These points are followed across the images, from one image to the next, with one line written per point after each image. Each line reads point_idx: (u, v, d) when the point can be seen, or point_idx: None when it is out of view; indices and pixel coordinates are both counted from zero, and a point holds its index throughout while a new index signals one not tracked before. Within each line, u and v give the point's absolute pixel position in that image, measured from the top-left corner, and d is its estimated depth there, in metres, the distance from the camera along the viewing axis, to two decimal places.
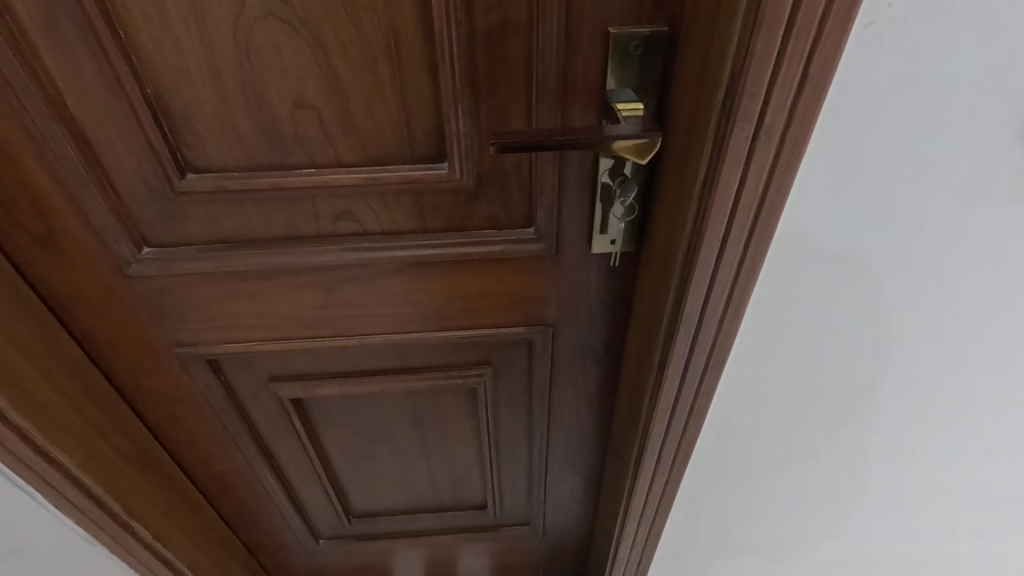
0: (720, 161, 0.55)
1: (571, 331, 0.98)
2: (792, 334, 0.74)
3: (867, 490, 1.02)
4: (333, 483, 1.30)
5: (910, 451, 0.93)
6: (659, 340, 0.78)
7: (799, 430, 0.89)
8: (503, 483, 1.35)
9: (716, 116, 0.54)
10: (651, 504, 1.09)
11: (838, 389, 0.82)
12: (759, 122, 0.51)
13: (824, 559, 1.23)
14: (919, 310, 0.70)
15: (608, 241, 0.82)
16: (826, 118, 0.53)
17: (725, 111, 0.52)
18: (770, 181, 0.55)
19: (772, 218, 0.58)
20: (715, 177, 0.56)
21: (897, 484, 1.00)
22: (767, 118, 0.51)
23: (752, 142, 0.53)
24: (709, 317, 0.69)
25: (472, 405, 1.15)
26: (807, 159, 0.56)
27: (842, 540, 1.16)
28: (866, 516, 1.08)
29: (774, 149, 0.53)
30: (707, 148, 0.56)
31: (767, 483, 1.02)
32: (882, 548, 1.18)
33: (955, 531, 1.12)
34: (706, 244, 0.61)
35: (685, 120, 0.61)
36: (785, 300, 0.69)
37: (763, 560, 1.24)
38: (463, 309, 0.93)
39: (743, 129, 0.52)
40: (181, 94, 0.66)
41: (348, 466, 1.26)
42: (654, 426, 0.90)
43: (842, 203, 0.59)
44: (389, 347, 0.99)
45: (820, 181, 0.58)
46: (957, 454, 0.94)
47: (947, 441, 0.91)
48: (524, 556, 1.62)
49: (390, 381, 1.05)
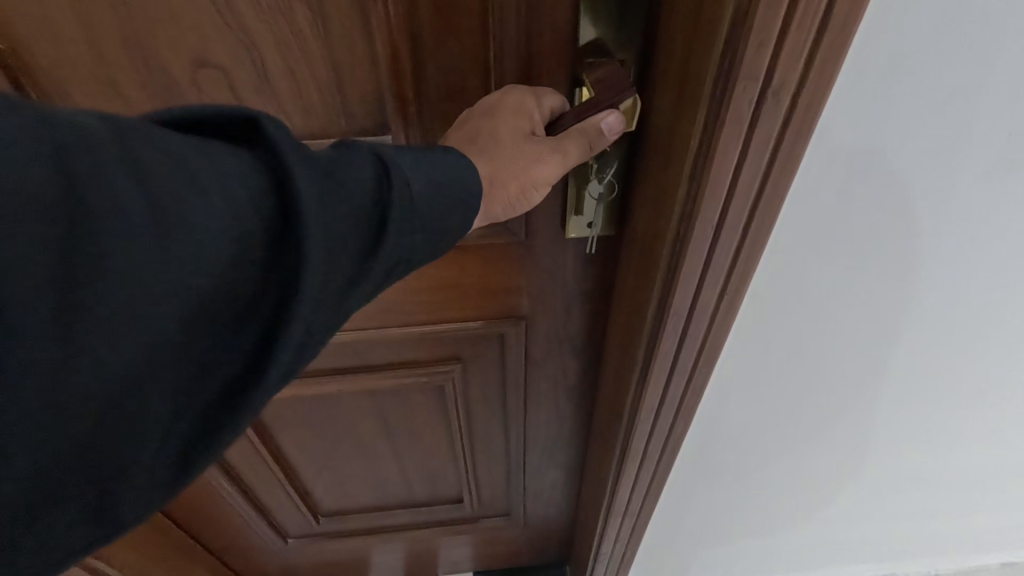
0: (716, 131, 0.44)
1: (547, 322, 0.89)
2: (789, 327, 0.66)
3: (858, 473, 0.98)
4: (299, 484, 1.22)
5: (903, 435, 0.88)
6: (644, 336, 0.69)
7: (789, 421, 0.83)
8: (482, 476, 1.28)
9: (712, 74, 0.42)
10: (635, 501, 1.03)
11: (836, 379, 0.74)
12: (766, 81, 0.40)
13: (810, 540, 1.21)
14: (931, 294, 0.63)
15: (585, 222, 0.70)
16: (849, 76, 0.43)
17: (723, 68, 0.41)
18: (778, 150, 0.44)
19: (776, 200, 0.48)
20: (711, 148, 0.45)
21: (888, 466, 0.96)
22: (778, 74, 0.40)
23: (756, 105, 0.42)
24: (700, 312, 0.60)
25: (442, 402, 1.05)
26: (821, 129, 0.46)
27: (830, 521, 1.13)
28: (855, 498, 1.05)
29: (783, 113, 0.42)
30: (700, 114, 0.45)
31: (757, 473, 0.97)
32: (867, 524, 1.16)
33: (939, 505, 1.11)
34: (699, 229, 0.51)
35: (670, 79, 0.49)
36: (784, 291, 0.61)
37: (750, 544, 1.21)
38: (425, 303, 0.83)
39: (746, 89, 0.41)
40: (47, 53, 0.53)
41: (312, 468, 1.17)
42: (638, 425, 0.83)
43: (858, 181, 0.50)
44: (343, 345, 0.88)
45: (834, 156, 0.48)
46: (952, 435, 0.89)
47: (943, 424, 0.86)
48: (507, 546, 1.57)
49: (349, 380, 0.95)
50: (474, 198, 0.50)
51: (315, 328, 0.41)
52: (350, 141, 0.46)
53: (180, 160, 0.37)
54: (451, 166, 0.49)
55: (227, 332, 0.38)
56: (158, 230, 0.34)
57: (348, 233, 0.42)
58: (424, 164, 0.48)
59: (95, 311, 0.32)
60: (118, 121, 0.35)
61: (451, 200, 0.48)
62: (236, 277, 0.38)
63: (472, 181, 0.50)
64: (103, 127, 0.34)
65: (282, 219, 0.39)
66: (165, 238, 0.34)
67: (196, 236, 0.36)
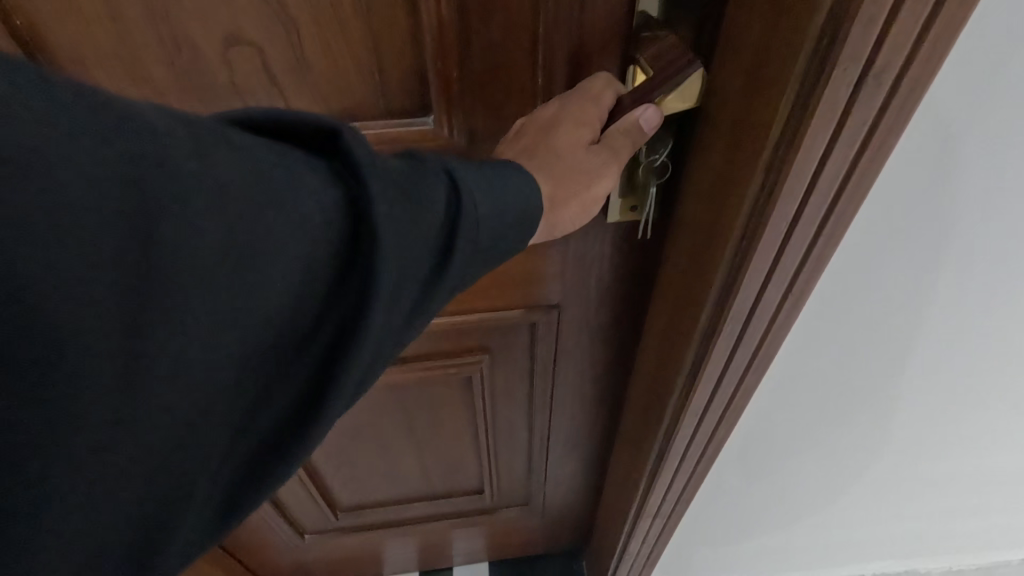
0: (806, 119, 0.42)
1: (579, 312, 0.87)
2: (853, 328, 0.62)
3: (896, 475, 0.95)
4: (317, 479, 1.19)
5: (947, 439, 0.85)
6: (695, 335, 0.66)
7: (836, 425, 0.80)
8: (503, 467, 1.26)
9: (805, 56, 0.40)
10: (668, 503, 1.00)
11: (887, 386, 0.72)
12: (868, 61, 0.38)
13: (833, 536, 1.19)
14: (1008, 296, 0.59)
15: (629, 206, 0.67)
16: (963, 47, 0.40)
17: (820, 48, 0.39)
18: (868, 138, 0.42)
19: (860, 191, 0.46)
20: (795, 137, 0.43)
21: (926, 468, 0.94)
22: (882, 54, 0.37)
23: (854, 89, 0.39)
24: (760, 311, 0.58)
25: (468, 394, 1.03)
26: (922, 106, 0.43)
27: (856, 519, 1.12)
28: (886, 497, 1.03)
29: (880, 98, 0.40)
30: (785, 102, 0.43)
31: (794, 477, 0.94)
32: (891, 522, 1.15)
33: (966, 504, 1.09)
34: (772, 225, 0.49)
35: (745, 63, 0.47)
36: (855, 288, 0.58)
37: (773, 541, 1.19)
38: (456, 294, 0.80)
39: (846, 70, 0.38)
40: (66, 27, 0.49)
41: (331, 463, 1.15)
42: (680, 429, 0.80)
43: (955, 169, 0.47)
44: None
45: (931, 138, 0.45)
46: (997, 438, 0.87)
47: (991, 428, 0.84)
48: (522, 536, 1.57)
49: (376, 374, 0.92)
50: (534, 224, 0.49)
51: (372, 358, 0.43)
52: (423, 158, 0.46)
53: (258, 174, 0.37)
54: (518, 192, 0.47)
55: (293, 354, 0.41)
56: (236, 263, 0.35)
57: (410, 269, 0.42)
58: (489, 186, 0.46)
59: (168, 318, 0.34)
60: (204, 140, 0.35)
61: (512, 227, 0.47)
62: (302, 306, 0.40)
63: (534, 208, 0.48)
64: (186, 129, 0.34)
65: (351, 244, 0.40)
66: (243, 271, 0.36)
67: (271, 270, 0.37)
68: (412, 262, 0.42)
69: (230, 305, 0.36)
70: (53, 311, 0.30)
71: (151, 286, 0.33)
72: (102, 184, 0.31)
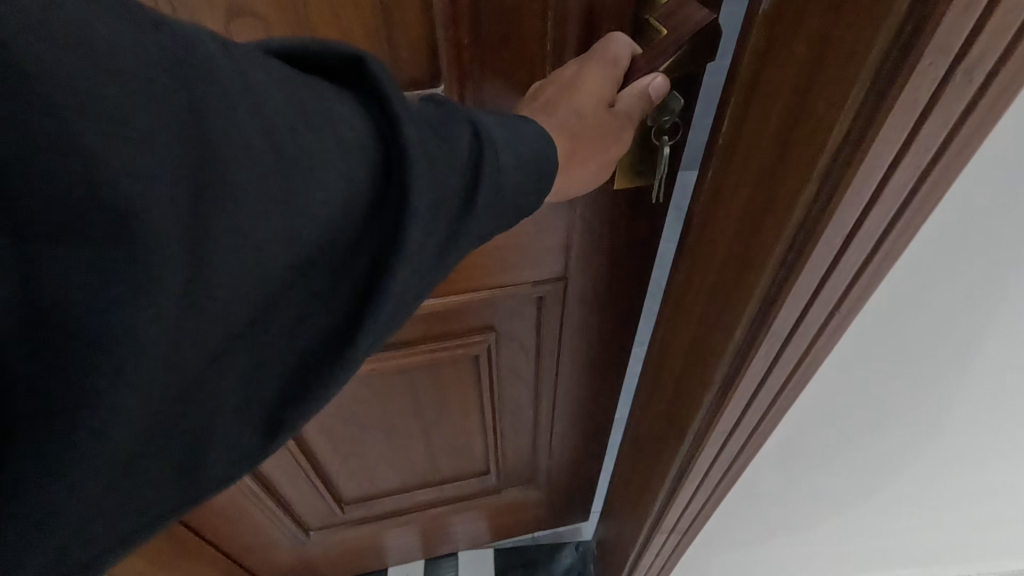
0: (879, 114, 0.35)
1: (584, 283, 0.87)
2: (913, 370, 0.53)
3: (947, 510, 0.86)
4: (320, 474, 1.17)
5: (997, 477, 0.78)
6: (727, 357, 0.59)
7: (883, 465, 0.72)
8: (507, 446, 1.27)
9: (884, 41, 0.33)
10: (680, 531, 0.93)
11: (956, 430, 0.63)
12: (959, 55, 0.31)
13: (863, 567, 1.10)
14: None
15: (637, 168, 0.69)
16: None
17: (898, 40, 0.33)
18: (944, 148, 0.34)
19: (931, 205, 0.38)
20: (861, 138, 0.37)
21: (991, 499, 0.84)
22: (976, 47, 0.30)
23: (936, 88, 0.32)
24: (799, 340, 0.50)
25: (473, 374, 1.03)
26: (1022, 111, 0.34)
27: (896, 550, 1.02)
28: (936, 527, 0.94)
29: (967, 100, 0.32)
30: (856, 93, 0.36)
31: (828, 511, 0.86)
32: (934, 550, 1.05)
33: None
34: (823, 243, 0.42)
35: (818, 42, 0.40)
36: (920, 328, 0.49)
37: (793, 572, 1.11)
38: (464, 271, 0.80)
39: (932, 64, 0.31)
40: None
41: (336, 455, 1.13)
42: (699, 457, 0.73)
43: None
44: None
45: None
46: None
47: None
48: (526, 513, 1.58)
49: (382, 359, 0.91)
50: (552, 169, 0.48)
51: (404, 298, 0.42)
52: (442, 98, 0.46)
53: (296, 95, 0.36)
54: (529, 133, 0.48)
55: (325, 290, 0.40)
56: (279, 179, 0.35)
57: (444, 199, 0.41)
58: (508, 130, 0.47)
59: (223, 226, 0.33)
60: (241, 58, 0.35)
61: (533, 167, 0.47)
62: (338, 235, 0.38)
63: (552, 155, 0.48)
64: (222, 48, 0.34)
65: (385, 173, 0.39)
66: (286, 187, 0.35)
67: (313, 190, 0.36)
68: (446, 192, 0.41)
69: (276, 223, 0.35)
70: (107, 211, 0.29)
71: (200, 195, 0.32)
72: (150, 93, 0.31)
